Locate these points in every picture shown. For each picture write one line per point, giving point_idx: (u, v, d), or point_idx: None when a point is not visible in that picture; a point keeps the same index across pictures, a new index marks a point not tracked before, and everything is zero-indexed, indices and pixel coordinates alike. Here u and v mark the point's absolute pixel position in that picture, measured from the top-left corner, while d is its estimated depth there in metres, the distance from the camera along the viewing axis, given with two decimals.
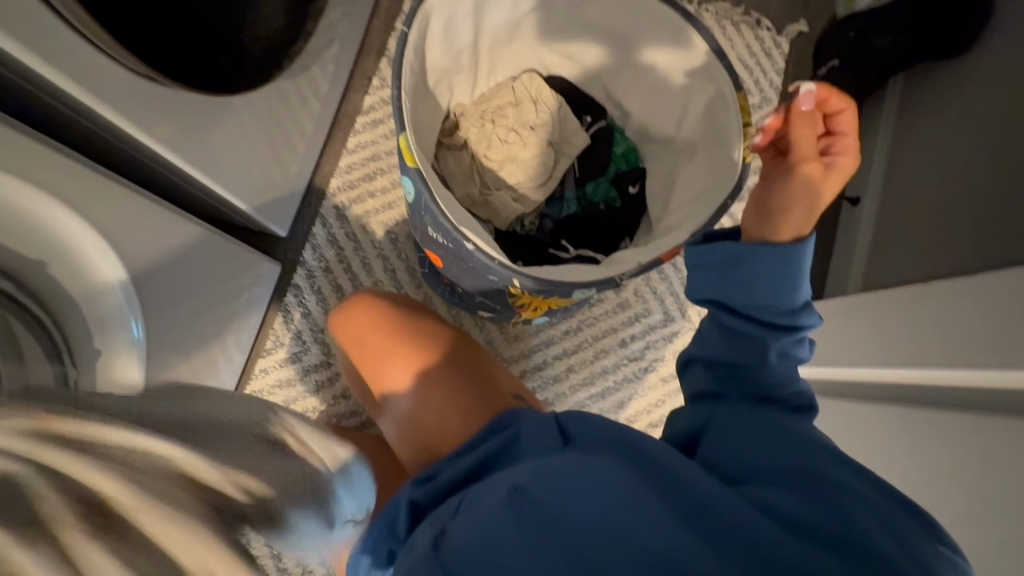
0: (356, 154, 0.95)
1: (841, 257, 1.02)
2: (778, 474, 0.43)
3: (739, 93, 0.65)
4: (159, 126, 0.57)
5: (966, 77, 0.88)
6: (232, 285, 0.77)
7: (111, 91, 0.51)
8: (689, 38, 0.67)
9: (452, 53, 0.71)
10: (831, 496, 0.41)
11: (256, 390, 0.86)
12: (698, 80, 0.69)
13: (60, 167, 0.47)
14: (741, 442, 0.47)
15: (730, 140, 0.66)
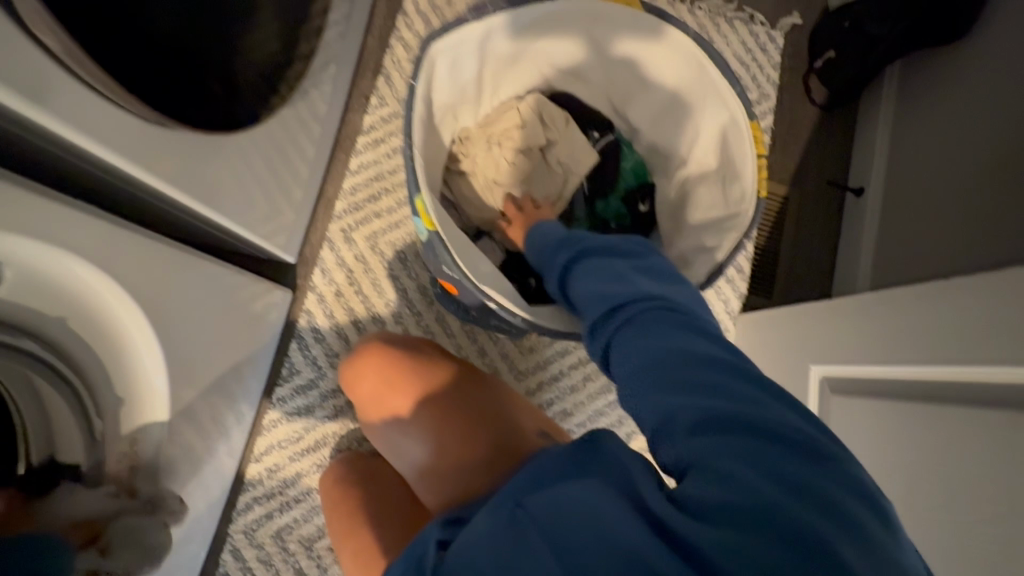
0: (359, 175, 0.94)
1: (849, 248, 1.02)
2: (727, 461, 0.40)
3: (751, 120, 0.69)
4: (157, 161, 0.56)
5: (965, 63, 0.88)
6: (246, 317, 0.77)
7: (115, 135, 0.51)
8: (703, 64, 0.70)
9: (457, 86, 0.73)
10: (769, 484, 0.39)
11: (275, 419, 0.86)
12: (713, 105, 0.72)
13: (74, 223, 0.46)
14: (635, 383, 0.48)
15: (743, 169, 0.70)
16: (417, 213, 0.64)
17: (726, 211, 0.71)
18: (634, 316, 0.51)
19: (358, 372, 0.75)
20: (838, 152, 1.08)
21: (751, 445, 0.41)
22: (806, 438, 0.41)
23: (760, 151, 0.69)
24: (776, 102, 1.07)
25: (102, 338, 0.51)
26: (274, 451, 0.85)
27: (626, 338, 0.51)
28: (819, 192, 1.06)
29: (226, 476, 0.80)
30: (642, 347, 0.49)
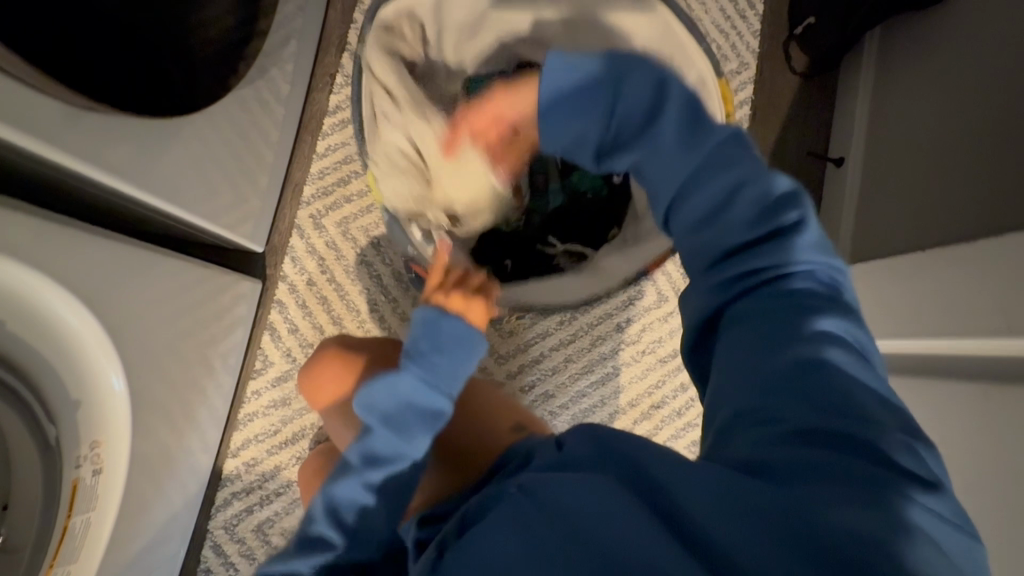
0: (327, 157, 0.91)
1: (829, 220, 1.01)
2: (784, 441, 0.39)
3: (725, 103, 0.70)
4: (88, 142, 0.51)
5: (947, 26, 0.86)
6: (211, 310, 0.74)
7: (40, 120, 0.47)
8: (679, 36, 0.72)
9: (415, 65, 0.74)
10: (834, 476, 0.36)
11: (250, 413, 0.84)
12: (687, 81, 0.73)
13: None
14: (737, 348, 0.45)
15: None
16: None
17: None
18: (760, 265, 0.47)
19: (315, 379, 0.73)
20: (818, 121, 1.06)
21: (830, 436, 0.38)
22: (875, 419, 0.39)
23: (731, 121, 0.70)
24: (755, 72, 1.05)
25: (44, 340, 0.48)
26: (252, 444, 0.84)
27: (744, 296, 0.47)
28: (801, 164, 1.05)
29: (202, 472, 0.78)
30: (769, 325, 0.44)
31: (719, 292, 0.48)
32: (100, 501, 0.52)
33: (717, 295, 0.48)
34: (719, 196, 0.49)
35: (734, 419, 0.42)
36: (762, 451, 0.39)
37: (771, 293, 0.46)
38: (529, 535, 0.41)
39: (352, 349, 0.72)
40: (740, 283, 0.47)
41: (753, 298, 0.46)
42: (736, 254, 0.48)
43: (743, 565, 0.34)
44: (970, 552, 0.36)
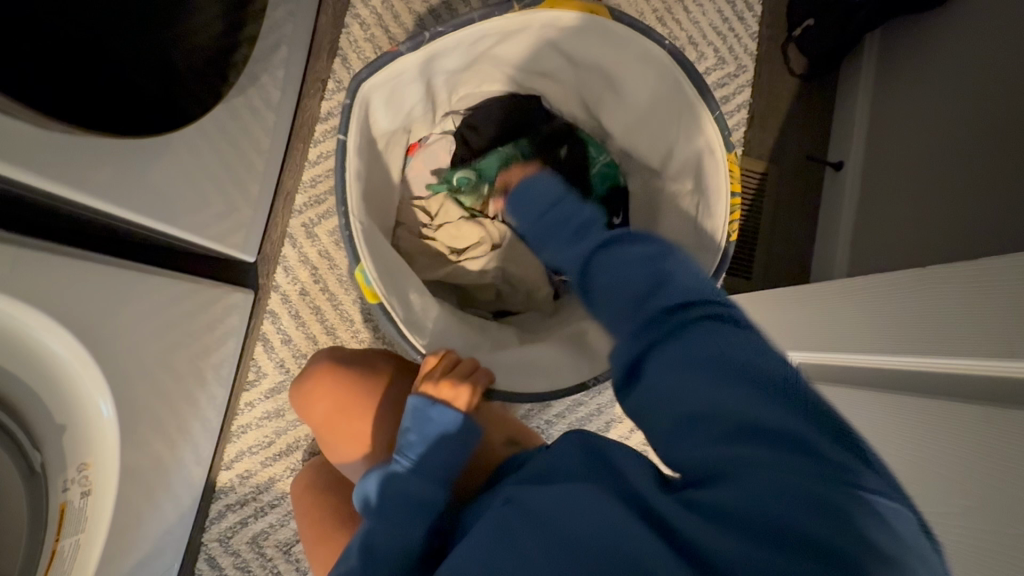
0: (319, 165, 0.89)
1: (827, 226, 1.00)
2: (714, 450, 0.40)
3: (728, 152, 0.68)
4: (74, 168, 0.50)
5: (948, 31, 0.85)
6: (202, 324, 0.73)
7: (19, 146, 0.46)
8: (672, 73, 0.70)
9: (401, 116, 0.77)
10: (767, 474, 0.38)
11: (244, 425, 0.83)
12: (686, 122, 0.72)
13: None
14: (662, 377, 0.45)
15: (715, 207, 0.69)
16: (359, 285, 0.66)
17: (695, 237, 0.71)
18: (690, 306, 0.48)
19: (309, 393, 0.71)
20: (816, 124, 1.05)
21: (757, 441, 0.39)
22: (794, 434, 0.39)
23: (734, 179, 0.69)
24: (754, 75, 1.03)
25: (28, 367, 0.47)
26: (245, 456, 0.83)
27: (668, 349, 0.46)
28: (799, 169, 1.04)
29: (195, 485, 0.78)
30: (712, 350, 0.44)
31: (642, 336, 0.49)
32: (89, 523, 0.53)
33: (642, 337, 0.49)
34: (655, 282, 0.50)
35: (683, 422, 0.43)
36: (700, 458, 0.41)
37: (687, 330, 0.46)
38: (517, 535, 0.41)
39: (346, 366, 0.71)
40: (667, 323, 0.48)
41: (671, 336, 0.47)
42: (670, 308, 0.48)
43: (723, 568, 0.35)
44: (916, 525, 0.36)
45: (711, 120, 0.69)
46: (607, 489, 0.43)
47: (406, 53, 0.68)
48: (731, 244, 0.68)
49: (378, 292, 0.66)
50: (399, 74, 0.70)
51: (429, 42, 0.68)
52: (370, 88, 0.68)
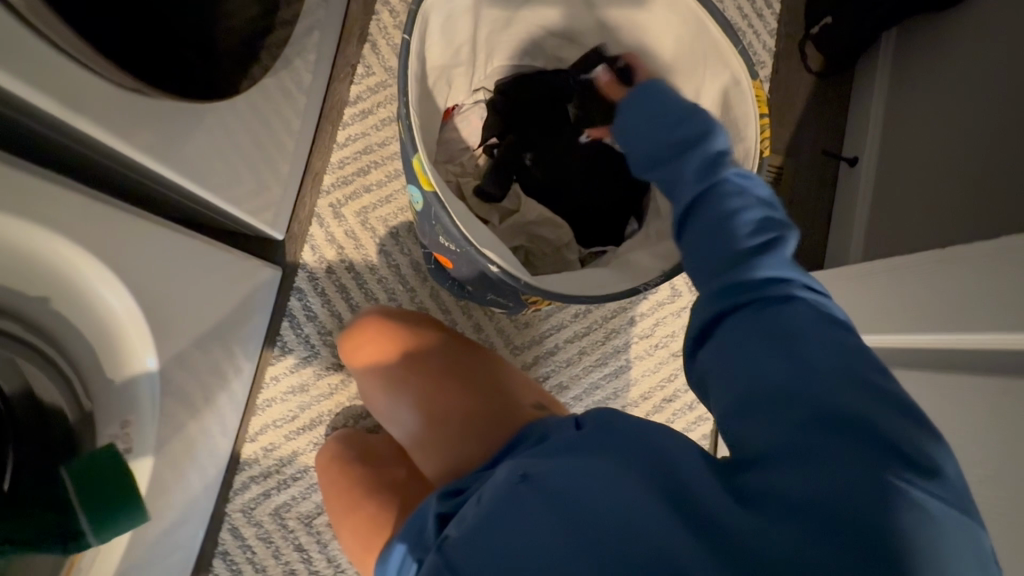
0: (347, 147, 0.91)
1: (842, 219, 1.02)
2: (782, 431, 0.38)
3: (754, 81, 0.63)
4: (133, 136, 0.52)
5: (965, 30, 0.87)
6: (235, 296, 0.74)
7: (91, 103, 0.48)
8: (701, 18, 0.64)
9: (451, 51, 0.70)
10: (843, 466, 0.36)
11: (268, 399, 0.85)
12: (711, 63, 0.66)
13: (53, 200, 0.44)
14: (733, 347, 0.42)
15: (744, 133, 0.64)
16: (415, 174, 0.60)
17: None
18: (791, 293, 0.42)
19: (355, 341, 0.76)
20: (832, 120, 1.07)
21: (831, 427, 0.37)
22: (859, 418, 0.37)
23: (764, 111, 0.63)
24: (771, 71, 1.05)
25: (93, 326, 0.49)
26: (270, 430, 0.85)
27: (763, 323, 0.41)
28: (814, 162, 1.06)
29: (221, 456, 0.79)
30: (765, 326, 0.41)
31: (722, 300, 0.44)
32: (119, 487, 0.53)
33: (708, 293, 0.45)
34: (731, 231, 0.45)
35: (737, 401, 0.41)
36: (769, 442, 0.38)
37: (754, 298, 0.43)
38: (543, 531, 0.42)
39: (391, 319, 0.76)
40: (742, 291, 0.43)
41: (739, 301, 0.43)
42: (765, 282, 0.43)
43: (759, 552, 0.36)
44: (961, 522, 0.35)
45: (735, 52, 0.63)
46: (637, 474, 0.42)
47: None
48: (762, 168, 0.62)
49: (432, 180, 0.59)
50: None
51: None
52: (431, 7, 0.60)
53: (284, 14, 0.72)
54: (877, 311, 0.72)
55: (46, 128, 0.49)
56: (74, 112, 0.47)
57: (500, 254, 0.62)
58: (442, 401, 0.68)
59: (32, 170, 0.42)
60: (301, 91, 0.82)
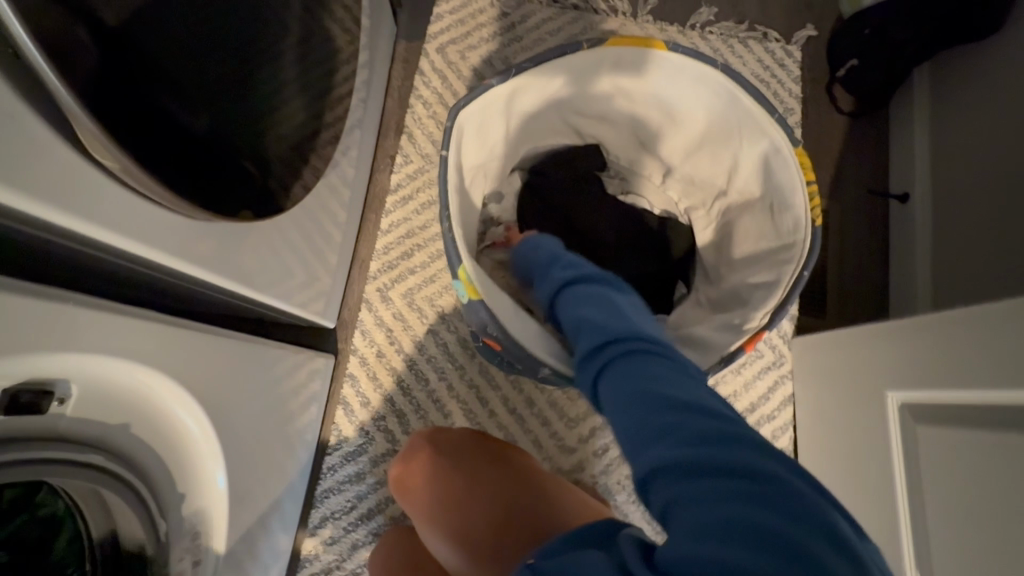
0: (390, 234, 0.95)
1: (900, 257, 0.97)
2: (677, 475, 0.37)
3: (796, 149, 0.64)
4: (205, 259, 0.55)
5: (1009, 59, 0.84)
6: (290, 389, 0.76)
7: (174, 239, 0.50)
8: (733, 91, 0.65)
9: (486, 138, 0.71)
10: (743, 506, 0.34)
11: (326, 490, 0.84)
12: (748, 133, 0.67)
13: (144, 331, 0.45)
14: (638, 408, 0.43)
15: (792, 200, 0.65)
16: (461, 282, 0.64)
17: (779, 241, 0.66)
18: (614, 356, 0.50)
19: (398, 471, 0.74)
20: (874, 157, 1.04)
21: (715, 475, 0.36)
22: (738, 458, 0.37)
23: (809, 178, 0.64)
24: (801, 115, 1.05)
25: (167, 445, 0.49)
26: (329, 522, 0.84)
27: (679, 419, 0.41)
28: (861, 201, 1.02)
29: (283, 554, 0.78)
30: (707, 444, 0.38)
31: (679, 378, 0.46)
32: None
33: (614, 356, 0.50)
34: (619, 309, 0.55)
35: (648, 468, 0.39)
36: (670, 496, 0.37)
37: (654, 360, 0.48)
38: None
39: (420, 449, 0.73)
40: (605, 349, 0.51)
41: (642, 371, 0.47)
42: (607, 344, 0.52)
43: None
44: None
45: (773, 124, 0.64)
46: None
47: (497, 84, 0.63)
48: (816, 236, 0.63)
49: (478, 289, 0.63)
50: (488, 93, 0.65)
51: (517, 76, 0.64)
52: (467, 118, 0.64)
53: (329, 119, 0.77)
54: (945, 367, 0.65)
55: (138, 268, 0.51)
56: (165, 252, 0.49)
57: (546, 344, 0.65)
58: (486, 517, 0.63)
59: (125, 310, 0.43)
60: (346, 188, 0.87)
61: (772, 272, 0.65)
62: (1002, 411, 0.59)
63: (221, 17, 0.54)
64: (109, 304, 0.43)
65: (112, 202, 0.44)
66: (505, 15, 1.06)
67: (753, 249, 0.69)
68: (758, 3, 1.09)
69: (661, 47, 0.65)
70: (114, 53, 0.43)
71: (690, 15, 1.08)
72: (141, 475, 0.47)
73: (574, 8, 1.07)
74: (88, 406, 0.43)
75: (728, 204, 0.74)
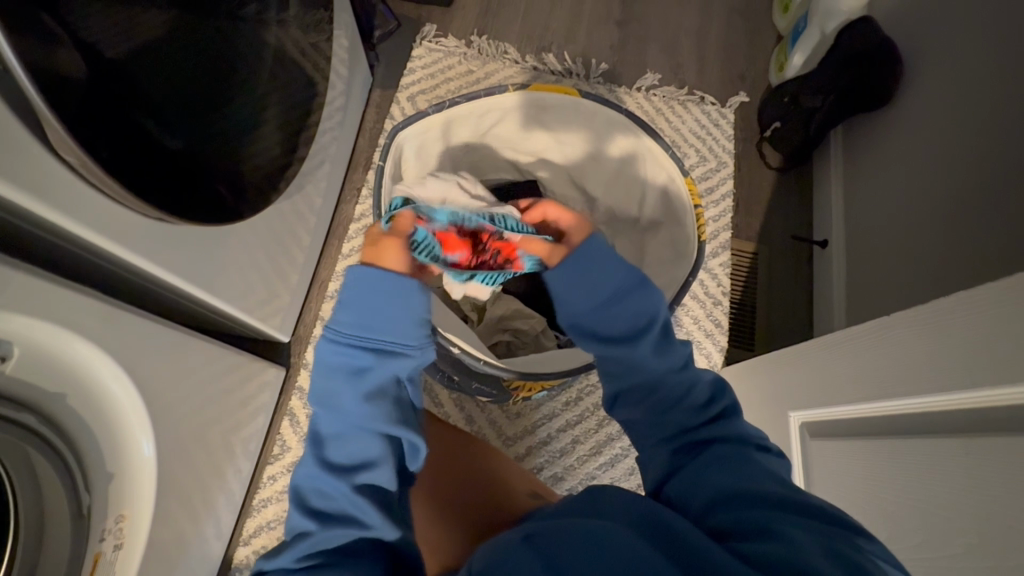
0: (350, 258, 1.02)
1: (821, 299, 1.05)
2: (748, 512, 0.41)
3: (686, 177, 0.74)
4: (168, 262, 0.61)
5: (901, 124, 0.96)
6: (238, 397, 0.80)
7: (139, 238, 0.56)
8: (637, 133, 0.76)
9: (429, 169, 0.81)
10: (816, 535, 0.38)
11: (264, 499, 0.88)
12: (651, 166, 0.78)
13: (89, 309, 0.51)
14: (701, 474, 0.47)
15: (685, 220, 0.75)
16: None
17: (677, 254, 0.75)
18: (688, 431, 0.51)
19: None
20: (799, 208, 1.15)
21: (775, 507, 0.41)
22: (797, 500, 0.41)
23: (697, 202, 0.74)
24: (734, 169, 1.16)
25: (101, 419, 0.54)
26: (263, 532, 0.86)
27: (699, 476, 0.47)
28: (786, 247, 1.12)
29: (215, 560, 0.80)
30: (729, 484, 0.44)
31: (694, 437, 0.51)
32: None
33: (676, 435, 0.52)
34: (680, 388, 0.54)
35: (715, 503, 0.44)
36: (739, 517, 0.41)
37: (723, 444, 0.49)
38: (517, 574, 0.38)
39: None
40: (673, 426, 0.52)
41: (705, 454, 0.49)
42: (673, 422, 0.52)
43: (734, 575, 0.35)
44: None
45: (667, 156, 0.75)
46: (640, 538, 0.39)
47: (433, 112, 0.75)
48: (703, 248, 0.72)
49: None
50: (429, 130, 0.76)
51: (450, 106, 0.75)
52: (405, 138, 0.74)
53: (301, 151, 0.86)
54: (834, 386, 0.71)
55: (101, 262, 0.57)
56: (127, 248, 0.55)
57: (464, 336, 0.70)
58: (444, 505, 0.65)
59: (74, 288, 0.49)
60: (312, 214, 0.95)
61: (669, 281, 0.75)
62: (874, 424, 0.65)
63: (201, 52, 0.62)
64: (59, 281, 0.48)
65: (77, 198, 0.49)
66: (472, 72, 1.19)
67: (658, 266, 0.79)
68: (697, 72, 1.23)
69: (572, 92, 0.76)
70: (104, 75, 0.50)
71: (636, 80, 1.22)
72: (70, 446, 0.51)
73: (533, 69, 1.21)
74: (31, 377, 0.48)
75: (644, 229, 0.82)
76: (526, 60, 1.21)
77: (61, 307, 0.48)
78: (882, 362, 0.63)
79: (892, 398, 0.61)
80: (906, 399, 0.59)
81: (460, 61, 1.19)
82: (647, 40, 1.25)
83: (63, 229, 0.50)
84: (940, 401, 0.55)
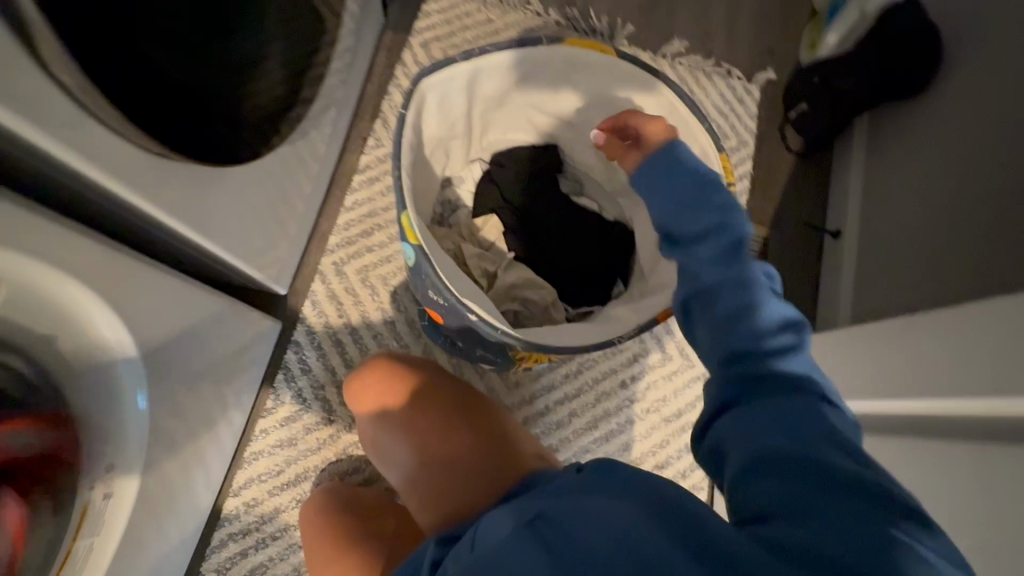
0: (353, 211, 0.98)
1: (828, 289, 1.05)
2: (794, 483, 0.39)
3: (721, 152, 0.70)
4: (166, 203, 0.57)
5: (930, 117, 0.93)
6: (234, 348, 0.77)
7: (136, 174, 0.52)
8: (673, 100, 0.72)
9: (446, 124, 0.76)
10: (845, 510, 0.37)
11: (256, 452, 0.87)
12: (684, 137, 0.74)
13: (87, 248, 0.47)
14: (763, 423, 0.43)
15: None
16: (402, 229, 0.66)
17: None
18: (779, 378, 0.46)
19: (358, 391, 0.72)
20: (814, 196, 1.13)
21: (842, 488, 0.38)
22: (866, 476, 0.39)
23: (730, 179, 0.70)
24: (754, 150, 1.13)
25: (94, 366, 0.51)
26: (254, 484, 0.86)
27: (760, 423, 0.43)
28: (798, 234, 1.11)
29: (205, 510, 0.80)
30: (790, 440, 0.41)
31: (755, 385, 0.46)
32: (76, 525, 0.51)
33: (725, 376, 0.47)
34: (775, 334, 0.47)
35: (762, 463, 0.41)
36: (774, 494, 0.39)
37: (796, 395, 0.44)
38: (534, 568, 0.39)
39: (399, 362, 0.72)
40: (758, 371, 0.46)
41: (770, 400, 0.45)
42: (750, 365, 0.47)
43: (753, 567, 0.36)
44: None
45: (703, 128, 0.71)
46: (645, 515, 0.39)
47: (460, 60, 0.69)
48: None
49: (420, 235, 0.65)
50: (450, 80, 0.71)
51: (478, 55, 0.70)
52: (426, 87, 0.69)
53: (306, 92, 0.80)
54: (843, 379, 0.71)
55: (101, 199, 0.53)
56: (126, 184, 0.51)
57: (477, 302, 0.67)
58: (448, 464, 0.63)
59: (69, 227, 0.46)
60: (316, 162, 0.90)
61: None
62: (880, 420, 0.65)
63: None
64: (50, 216, 0.44)
65: (70, 124, 0.45)
66: (490, 21, 1.11)
67: None
68: (726, 43, 1.18)
69: (609, 51, 0.71)
70: None
71: (662, 45, 1.16)
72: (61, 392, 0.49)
73: (556, 25, 1.14)
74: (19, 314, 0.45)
75: None
76: (549, 14, 1.14)
77: (52, 242, 0.44)
78: (898, 361, 0.63)
79: (903, 397, 0.61)
80: (919, 400, 0.59)
81: (479, 8, 1.11)
82: (678, 4, 1.18)
83: (56, 158, 0.46)
84: (955, 405, 0.55)
